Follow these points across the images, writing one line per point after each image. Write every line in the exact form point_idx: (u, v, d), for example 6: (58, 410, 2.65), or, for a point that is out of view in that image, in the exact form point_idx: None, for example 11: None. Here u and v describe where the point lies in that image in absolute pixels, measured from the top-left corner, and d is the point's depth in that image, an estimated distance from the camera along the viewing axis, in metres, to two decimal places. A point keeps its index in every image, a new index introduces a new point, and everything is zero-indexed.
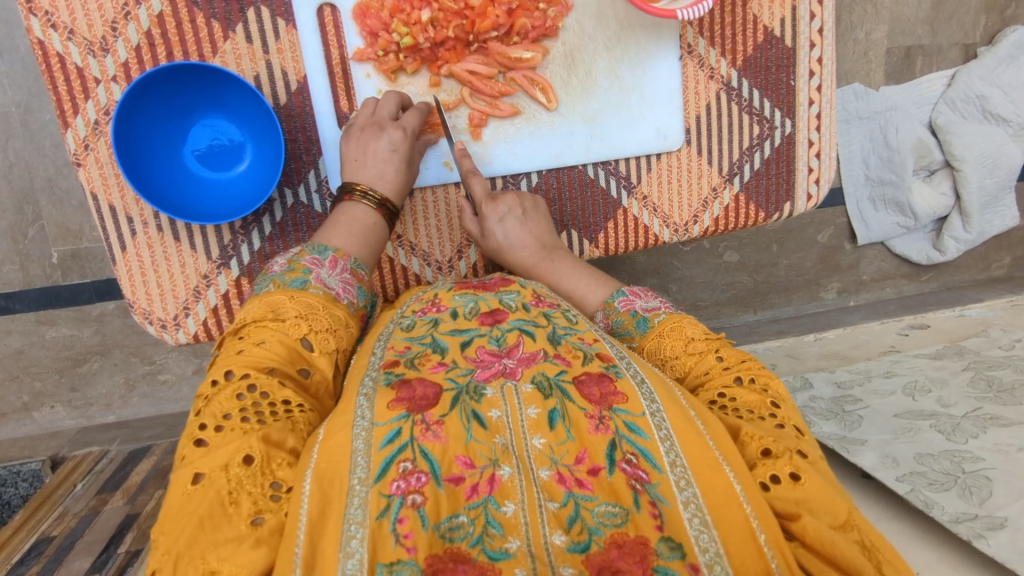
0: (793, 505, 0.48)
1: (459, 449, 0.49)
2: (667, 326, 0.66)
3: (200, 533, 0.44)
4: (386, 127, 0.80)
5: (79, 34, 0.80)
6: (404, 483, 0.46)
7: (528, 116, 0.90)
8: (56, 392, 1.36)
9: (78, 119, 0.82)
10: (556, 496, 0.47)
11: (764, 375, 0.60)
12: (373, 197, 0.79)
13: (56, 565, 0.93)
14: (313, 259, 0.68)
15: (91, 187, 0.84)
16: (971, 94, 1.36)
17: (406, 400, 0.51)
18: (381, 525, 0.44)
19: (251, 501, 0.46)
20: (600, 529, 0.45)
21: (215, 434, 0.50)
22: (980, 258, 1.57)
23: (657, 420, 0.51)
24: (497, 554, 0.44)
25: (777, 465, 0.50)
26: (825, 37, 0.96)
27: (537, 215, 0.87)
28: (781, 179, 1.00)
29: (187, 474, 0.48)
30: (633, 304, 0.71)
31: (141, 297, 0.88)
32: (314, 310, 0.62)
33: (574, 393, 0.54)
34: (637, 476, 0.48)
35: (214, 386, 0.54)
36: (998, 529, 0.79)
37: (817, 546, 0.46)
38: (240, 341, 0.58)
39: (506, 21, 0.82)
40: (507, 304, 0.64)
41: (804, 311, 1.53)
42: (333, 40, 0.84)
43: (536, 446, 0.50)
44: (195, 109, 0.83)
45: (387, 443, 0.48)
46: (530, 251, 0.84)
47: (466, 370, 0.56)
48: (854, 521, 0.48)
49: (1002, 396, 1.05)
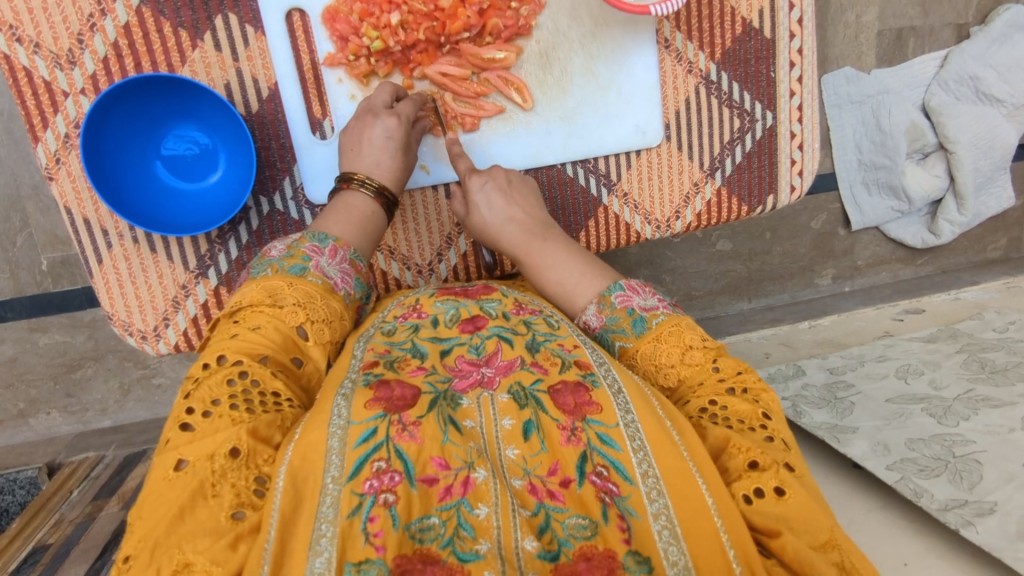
0: (773, 520, 0.47)
1: (435, 451, 0.49)
2: (665, 329, 0.63)
3: (179, 523, 0.44)
4: (381, 116, 0.80)
5: (45, 48, 0.79)
6: (377, 482, 0.46)
7: (504, 117, 0.89)
8: (52, 399, 1.37)
9: (48, 133, 0.81)
10: (528, 504, 0.47)
11: (758, 387, 0.59)
12: (371, 186, 0.77)
13: (53, 572, 0.93)
14: (314, 246, 0.67)
15: (65, 201, 0.84)
16: (964, 75, 1.34)
17: (383, 401, 0.51)
18: (352, 523, 0.43)
19: (233, 493, 0.46)
20: (570, 541, 0.45)
21: (202, 420, 0.50)
22: (975, 240, 1.56)
23: (631, 431, 0.51)
24: (466, 556, 0.43)
25: (762, 478, 0.49)
26: (806, 27, 0.95)
27: (524, 190, 0.84)
28: (764, 172, 0.99)
29: (171, 459, 0.48)
30: (630, 301, 0.67)
31: (120, 310, 0.88)
32: (312, 300, 0.62)
33: (548, 402, 0.53)
34: (606, 488, 0.48)
35: (205, 368, 0.54)
36: (986, 515, 0.80)
37: (795, 566, 0.46)
38: (235, 324, 0.58)
39: (477, 22, 0.81)
40: (487, 311, 0.64)
41: (799, 298, 1.51)
42: (303, 46, 0.83)
43: (509, 456, 0.50)
44: (167, 120, 0.82)
45: (361, 443, 0.48)
46: (518, 228, 0.78)
47: (445, 377, 0.56)
48: (836, 542, 0.47)
49: (994, 377, 1.04)
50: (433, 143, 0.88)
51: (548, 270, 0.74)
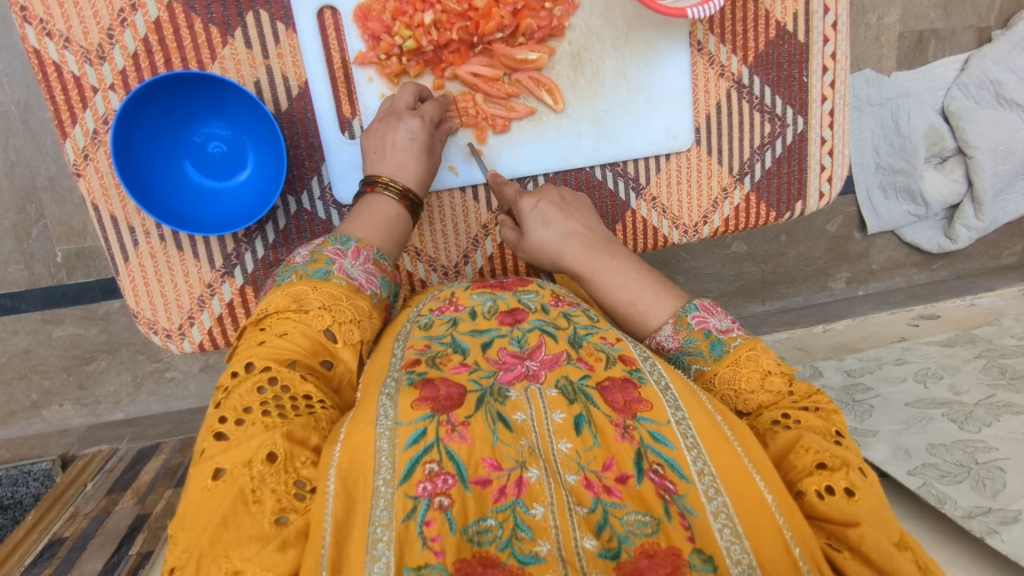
0: (845, 513, 0.47)
1: (485, 451, 0.48)
2: (742, 352, 0.61)
3: (222, 532, 0.43)
4: (404, 118, 0.79)
5: (75, 42, 0.78)
6: (430, 485, 0.45)
7: (535, 119, 0.88)
8: (65, 390, 1.36)
9: (77, 129, 0.81)
10: (584, 501, 0.47)
11: (831, 407, 0.57)
12: (395, 188, 0.76)
13: (70, 566, 0.94)
14: (336, 250, 0.66)
15: (92, 197, 0.83)
16: (984, 79, 1.32)
17: (430, 400, 0.51)
18: (408, 527, 0.43)
19: (274, 499, 0.46)
20: (630, 538, 0.44)
21: (235, 429, 0.49)
22: (991, 245, 1.55)
23: (682, 428, 0.51)
24: (527, 558, 0.42)
25: (833, 476, 0.49)
26: (839, 32, 0.93)
27: (578, 208, 0.82)
28: (793, 178, 0.98)
29: (208, 468, 0.47)
30: (706, 322, 0.64)
31: (145, 307, 0.87)
32: (338, 302, 0.61)
33: (598, 398, 0.53)
34: (664, 486, 0.48)
35: (233, 377, 0.53)
36: (1012, 523, 0.78)
37: (872, 557, 0.45)
38: (262, 332, 0.58)
39: (511, 22, 0.81)
40: (525, 304, 0.63)
41: (814, 301, 1.50)
42: (334, 44, 0.82)
43: (563, 450, 0.50)
44: (195, 117, 0.82)
45: (411, 444, 0.48)
46: (580, 243, 0.75)
47: (489, 372, 0.55)
48: (908, 542, 0.46)
49: (1015, 383, 1.04)
50: (462, 142, 0.87)
51: (619, 288, 0.70)
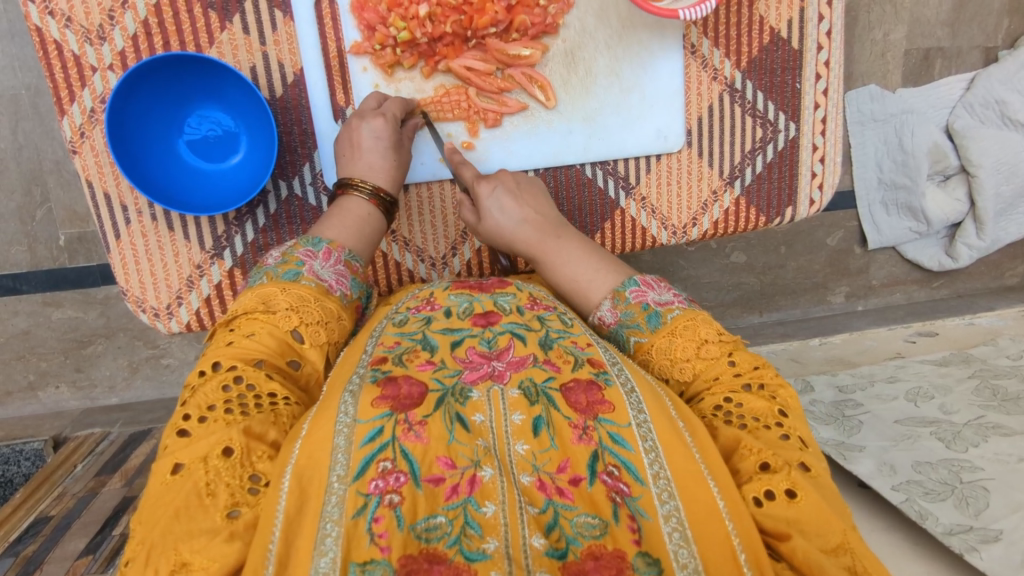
0: (783, 523, 0.47)
1: (441, 450, 0.48)
2: (680, 323, 0.63)
3: (175, 523, 0.44)
4: (368, 118, 0.80)
5: (76, 22, 0.80)
6: (382, 482, 0.46)
7: (526, 114, 0.89)
8: (61, 372, 1.37)
9: (75, 107, 0.82)
10: (536, 502, 0.47)
11: (775, 383, 0.58)
12: (367, 188, 0.77)
13: (53, 544, 0.95)
14: (308, 251, 0.67)
15: (86, 174, 0.85)
16: (990, 98, 1.33)
17: (391, 399, 0.51)
18: (357, 524, 0.44)
19: (228, 493, 0.47)
20: (578, 539, 0.45)
21: (198, 425, 0.51)
22: (993, 266, 1.54)
23: (643, 431, 0.51)
24: (474, 555, 0.43)
25: (772, 480, 0.49)
26: (834, 40, 0.94)
27: (533, 192, 0.82)
28: (784, 183, 0.98)
29: (167, 464, 0.49)
30: (645, 296, 0.66)
31: (134, 286, 0.88)
32: (306, 303, 0.62)
33: (561, 400, 0.53)
34: (617, 488, 0.48)
35: (201, 376, 0.55)
36: (991, 543, 0.78)
37: (802, 568, 0.45)
38: (230, 332, 0.59)
39: (505, 17, 0.82)
40: (500, 307, 0.64)
41: (811, 315, 1.50)
42: (330, 33, 0.83)
43: (519, 452, 0.50)
44: (190, 99, 0.83)
45: (368, 442, 0.48)
46: (530, 228, 0.77)
47: (454, 371, 0.56)
48: (849, 545, 0.47)
49: (1006, 405, 1.03)
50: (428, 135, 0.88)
51: (563, 266, 0.73)
